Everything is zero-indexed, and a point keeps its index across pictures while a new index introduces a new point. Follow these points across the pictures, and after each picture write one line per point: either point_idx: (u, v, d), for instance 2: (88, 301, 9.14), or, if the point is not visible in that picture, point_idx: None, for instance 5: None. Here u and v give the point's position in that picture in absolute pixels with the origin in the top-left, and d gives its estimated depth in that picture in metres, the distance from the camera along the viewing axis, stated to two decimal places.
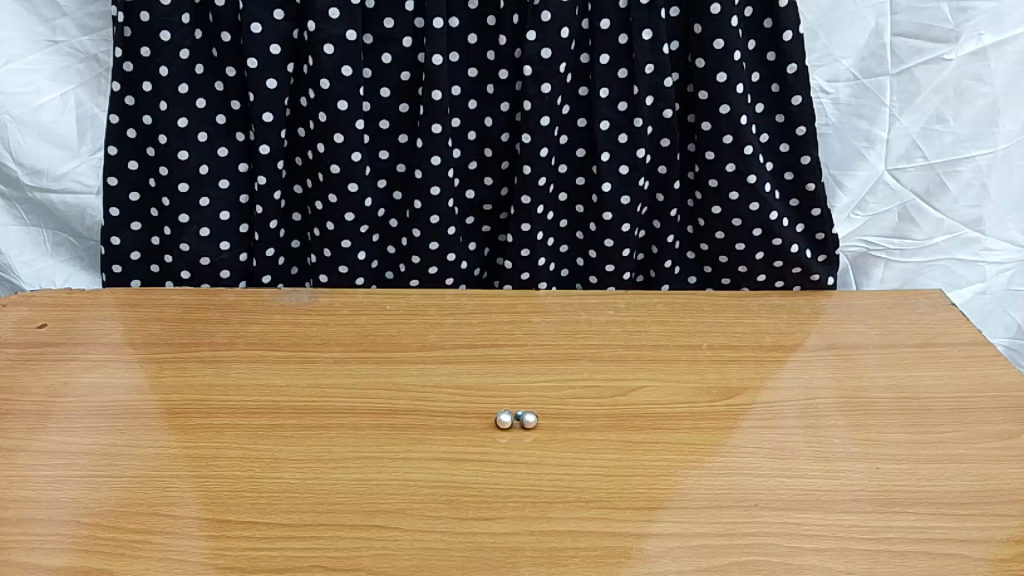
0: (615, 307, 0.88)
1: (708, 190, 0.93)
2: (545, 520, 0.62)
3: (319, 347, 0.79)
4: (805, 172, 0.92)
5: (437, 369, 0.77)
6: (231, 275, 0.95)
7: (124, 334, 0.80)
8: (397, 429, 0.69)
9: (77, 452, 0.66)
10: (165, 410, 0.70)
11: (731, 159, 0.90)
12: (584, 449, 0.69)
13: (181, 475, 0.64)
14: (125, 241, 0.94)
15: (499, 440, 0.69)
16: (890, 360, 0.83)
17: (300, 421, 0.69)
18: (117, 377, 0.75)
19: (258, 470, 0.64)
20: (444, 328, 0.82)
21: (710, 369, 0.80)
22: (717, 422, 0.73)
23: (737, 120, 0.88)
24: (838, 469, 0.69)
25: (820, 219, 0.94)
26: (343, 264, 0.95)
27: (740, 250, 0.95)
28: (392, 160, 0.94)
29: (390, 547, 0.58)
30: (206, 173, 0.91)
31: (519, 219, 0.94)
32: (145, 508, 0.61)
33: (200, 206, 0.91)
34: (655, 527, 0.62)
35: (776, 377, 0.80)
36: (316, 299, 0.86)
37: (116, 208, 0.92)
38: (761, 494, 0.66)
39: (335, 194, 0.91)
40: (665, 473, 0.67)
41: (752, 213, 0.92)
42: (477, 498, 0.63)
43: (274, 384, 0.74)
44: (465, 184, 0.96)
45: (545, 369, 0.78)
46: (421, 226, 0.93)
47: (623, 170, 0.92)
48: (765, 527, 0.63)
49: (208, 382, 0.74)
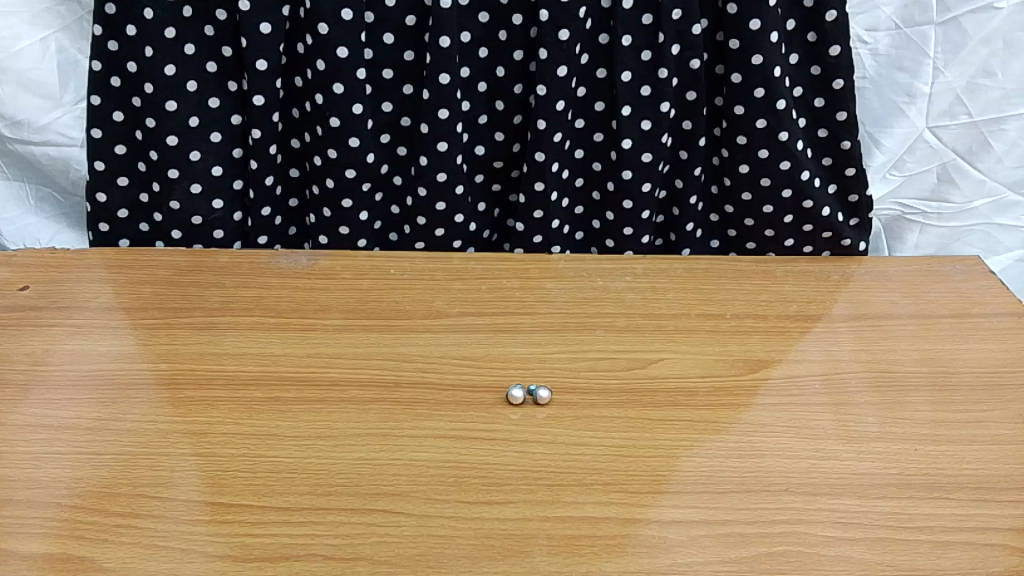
0: (633, 273, 0.83)
1: (735, 148, 0.86)
2: (561, 504, 0.57)
3: (319, 313, 0.74)
4: (840, 130, 0.85)
5: (444, 338, 0.72)
6: (225, 235, 0.90)
7: (113, 298, 0.76)
8: (401, 404, 0.65)
9: (59, 425, 0.61)
10: (155, 380, 0.66)
11: (762, 114, 0.83)
12: (599, 427, 0.64)
13: (169, 452, 0.59)
14: (111, 198, 0.88)
15: (510, 417, 0.64)
16: (925, 331, 0.78)
17: (298, 394, 0.65)
18: (103, 344, 0.70)
19: (252, 448, 0.60)
20: (451, 294, 0.78)
21: (734, 341, 0.75)
22: (742, 398, 0.68)
23: (769, 72, 0.81)
24: (872, 450, 0.65)
25: (855, 179, 0.87)
26: (344, 224, 0.90)
27: (769, 213, 0.89)
28: (396, 113, 0.88)
29: (395, 534, 0.54)
30: (196, 126, 0.84)
31: (531, 178, 0.87)
32: (129, 489, 0.56)
33: (190, 161, 0.85)
34: (678, 514, 0.57)
35: (804, 349, 0.75)
36: (315, 262, 0.81)
37: (100, 162, 0.86)
38: (791, 478, 0.61)
39: (335, 148, 0.86)
40: (687, 455, 0.62)
41: (782, 172, 0.86)
42: (488, 480, 0.58)
43: (270, 352, 0.69)
44: (475, 140, 0.90)
45: (559, 340, 0.73)
46: (427, 184, 0.88)
47: (645, 126, 0.85)
48: (798, 515, 0.58)
49: (202, 351, 0.69)
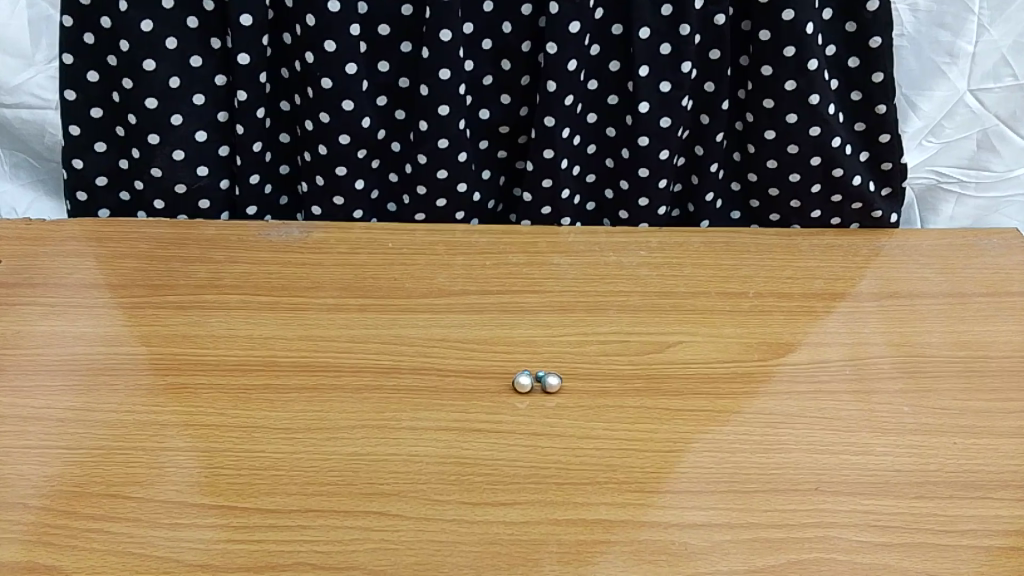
0: (648, 247, 0.77)
1: (760, 111, 0.80)
2: (572, 505, 0.53)
3: (311, 291, 0.69)
4: (875, 92, 0.79)
5: (445, 319, 0.67)
6: (211, 205, 0.84)
7: (89, 273, 0.70)
8: (399, 392, 0.60)
9: (29, 417, 0.57)
10: (133, 366, 0.61)
11: (791, 75, 0.77)
12: (613, 418, 0.60)
13: (146, 447, 0.55)
14: (88, 164, 0.82)
15: (517, 407, 0.60)
16: (963, 312, 0.72)
17: (288, 381, 0.60)
18: (79, 325, 0.65)
19: (236, 442, 0.55)
20: (454, 270, 0.72)
21: (758, 321, 0.70)
22: (768, 386, 0.63)
23: (801, 29, 0.75)
24: (909, 443, 0.60)
25: (889, 147, 0.81)
26: (338, 194, 0.84)
27: (795, 183, 0.82)
28: (393, 73, 0.82)
29: (391, 540, 0.49)
30: (177, 87, 0.78)
31: (540, 144, 0.81)
32: (102, 488, 0.52)
33: (171, 125, 0.79)
34: (700, 517, 0.53)
35: (833, 331, 0.69)
36: (308, 234, 0.75)
37: (76, 126, 0.80)
38: (820, 476, 0.56)
39: (327, 112, 0.79)
40: (709, 449, 0.58)
41: (810, 138, 0.79)
42: (492, 478, 0.54)
43: (257, 335, 0.64)
44: (479, 103, 0.84)
45: (569, 322, 0.68)
46: (428, 151, 0.82)
47: (663, 88, 0.79)
48: (829, 517, 0.54)
49: (184, 332, 0.64)
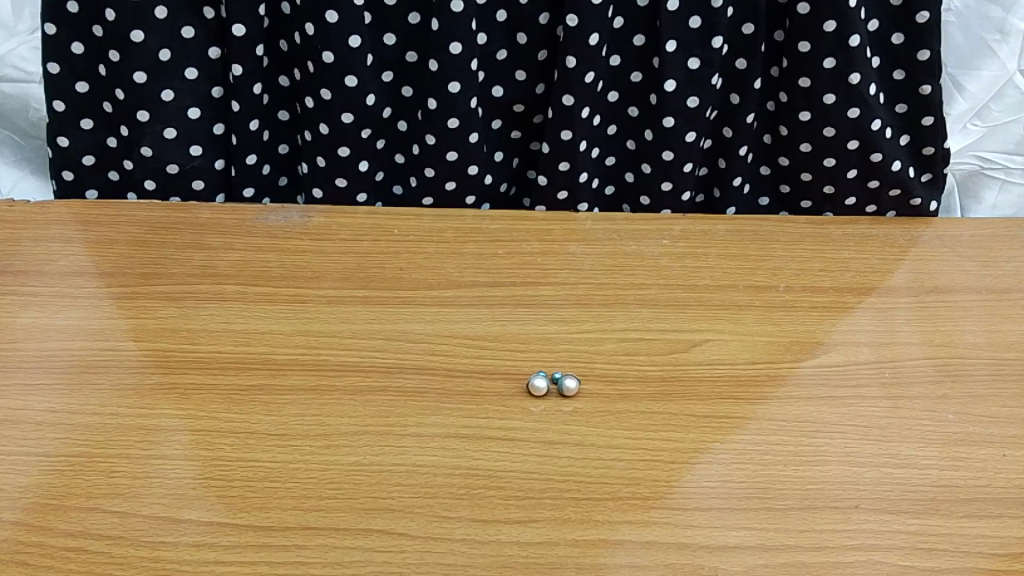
0: (671, 235, 0.72)
1: (795, 91, 0.75)
2: (593, 524, 0.48)
3: (310, 281, 0.64)
4: (920, 71, 0.73)
5: (454, 314, 0.62)
6: (206, 186, 0.79)
7: (73, 259, 0.66)
8: (404, 394, 0.56)
9: (5, 420, 0.53)
10: (118, 363, 0.57)
11: (831, 52, 0.71)
12: (636, 425, 0.55)
13: (130, 455, 0.50)
14: (74, 143, 0.77)
15: (531, 412, 0.55)
16: (1009, 309, 0.68)
17: (285, 382, 0.56)
18: (62, 317, 0.61)
19: (228, 450, 0.51)
20: (464, 259, 0.67)
21: (790, 318, 0.65)
22: (801, 391, 0.59)
23: (844, 2, 0.69)
24: (955, 455, 0.55)
25: (932, 130, 0.76)
26: (340, 176, 0.79)
27: (829, 168, 0.77)
28: (401, 47, 0.76)
29: (395, 563, 0.45)
30: (168, 60, 0.73)
31: (557, 124, 0.76)
32: (82, 501, 0.48)
33: (162, 101, 0.74)
34: (731, 538, 0.49)
35: (871, 330, 0.65)
36: (308, 219, 0.70)
37: (60, 102, 0.76)
38: (860, 492, 0.52)
39: (329, 88, 0.74)
40: (741, 461, 0.53)
41: (848, 121, 0.74)
42: (504, 493, 0.49)
43: (253, 329, 0.60)
44: (492, 79, 0.79)
45: (588, 318, 0.63)
46: (437, 131, 0.77)
47: (691, 65, 0.74)
48: (871, 539, 0.49)
49: (175, 326, 0.60)
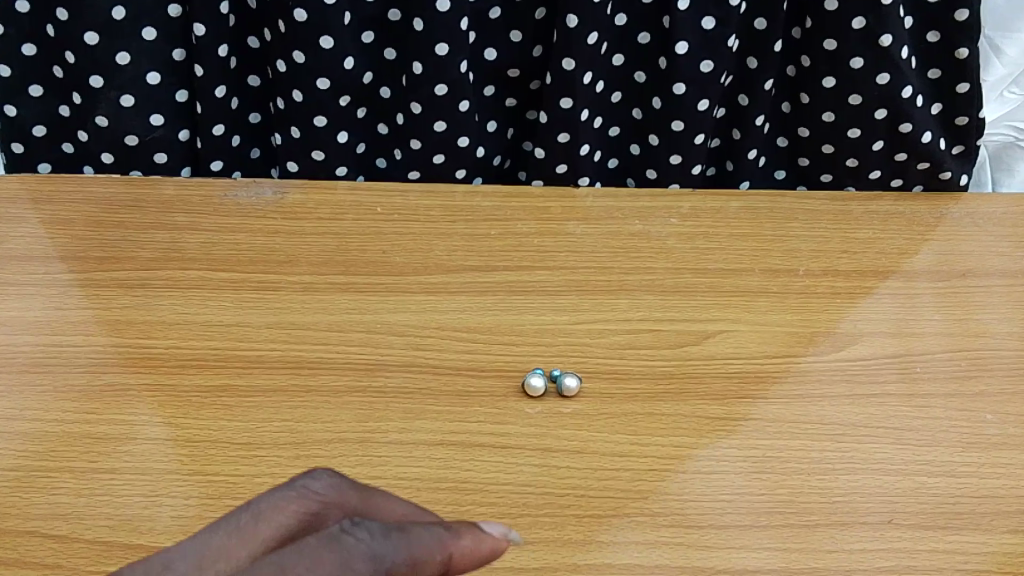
0: (680, 212, 0.65)
1: (819, 55, 0.68)
2: (596, 547, 0.43)
3: (283, 266, 0.58)
4: (956, 33, 0.67)
5: (443, 303, 0.56)
6: (169, 159, 0.73)
7: (20, 241, 0.59)
8: (387, 396, 0.50)
9: None
10: (66, 361, 0.51)
11: (861, 10, 0.65)
12: (644, 429, 0.50)
13: (75, 468, 0.45)
14: (24, 111, 0.72)
15: (528, 415, 0.50)
16: None
17: (253, 382, 0.50)
18: (6, 308, 0.55)
19: (187, 462, 0.45)
20: (454, 240, 0.61)
21: (811, 305, 0.59)
22: (826, 388, 0.53)
23: None
24: (997, 462, 0.50)
25: (967, 98, 0.69)
26: (319, 148, 0.73)
27: (854, 139, 0.71)
28: (382, 4, 0.68)
29: None
30: (121, 19, 0.66)
31: (557, 91, 0.70)
32: (19, 523, 0.42)
33: (117, 66, 0.67)
34: (750, 561, 0.43)
35: (900, 318, 0.59)
36: (281, 195, 0.64)
37: (5, 66, 0.69)
38: (893, 505, 0.47)
39: (304, 51, 0.68)
40: (761, 471, 0.48)
41: (877, 87, 0.68)
42: (496, 511, 0.44)
43: (217, 321, 0.54)
44: (484, 41, 0.72)
45: (590, 307, 0.57)
46: (425, 98, 0.70)
47: (705, 25, 0.67)
48: (904, 560, 0.44)
49: (131, 317, 0.54)
